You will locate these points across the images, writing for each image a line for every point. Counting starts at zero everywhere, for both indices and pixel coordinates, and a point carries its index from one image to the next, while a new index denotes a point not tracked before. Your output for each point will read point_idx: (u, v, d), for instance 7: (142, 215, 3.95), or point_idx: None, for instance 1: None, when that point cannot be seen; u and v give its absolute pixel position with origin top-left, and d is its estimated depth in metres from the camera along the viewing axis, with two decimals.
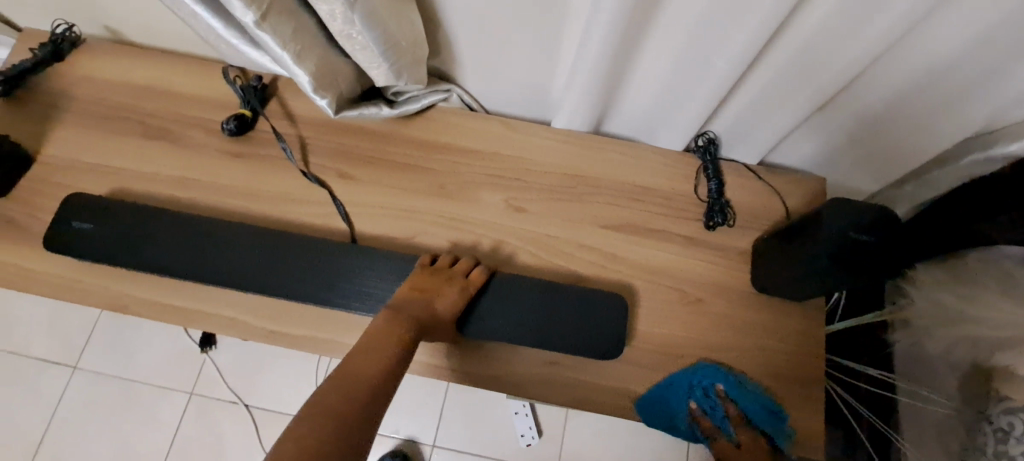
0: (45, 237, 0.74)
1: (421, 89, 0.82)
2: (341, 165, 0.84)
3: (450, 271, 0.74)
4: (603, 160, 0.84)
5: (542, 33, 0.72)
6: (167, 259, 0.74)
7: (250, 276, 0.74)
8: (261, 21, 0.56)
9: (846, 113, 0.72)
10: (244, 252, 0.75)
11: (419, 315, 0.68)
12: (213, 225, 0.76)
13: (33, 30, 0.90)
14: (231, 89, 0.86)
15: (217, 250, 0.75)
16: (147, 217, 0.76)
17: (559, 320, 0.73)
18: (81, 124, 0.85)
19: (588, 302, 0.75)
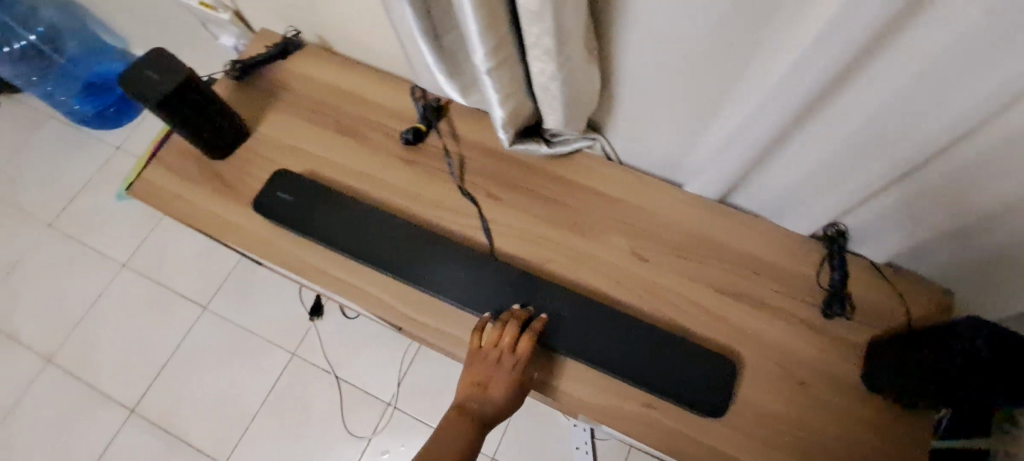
0: (256, 201, 0.92)
1: (576, 135, 0.92)
2: (491, 186, 0.95)
3: (500, 347, 0.80)
4: (728, 229, 0.90)
5: (700, 111, 0.80)
6: (343, 238, 0.89)
7: (405, 268, 0.88)
8: (491, 69, 0.64)
9: (986, 241, 0.72)
10: (404, 245, 0.89)
11: (484, 404, 0.78)
12: (383, 218, 0.90)
13: (267, 31, 1.11)
14: (414, 106, 1.00)
15: (383, 239, 0.89)
16: (333, 201, 0.91)
17: (665, 368, 0.80)
18: (290, 112, 1.02)
19: (696, 357, 0.81)
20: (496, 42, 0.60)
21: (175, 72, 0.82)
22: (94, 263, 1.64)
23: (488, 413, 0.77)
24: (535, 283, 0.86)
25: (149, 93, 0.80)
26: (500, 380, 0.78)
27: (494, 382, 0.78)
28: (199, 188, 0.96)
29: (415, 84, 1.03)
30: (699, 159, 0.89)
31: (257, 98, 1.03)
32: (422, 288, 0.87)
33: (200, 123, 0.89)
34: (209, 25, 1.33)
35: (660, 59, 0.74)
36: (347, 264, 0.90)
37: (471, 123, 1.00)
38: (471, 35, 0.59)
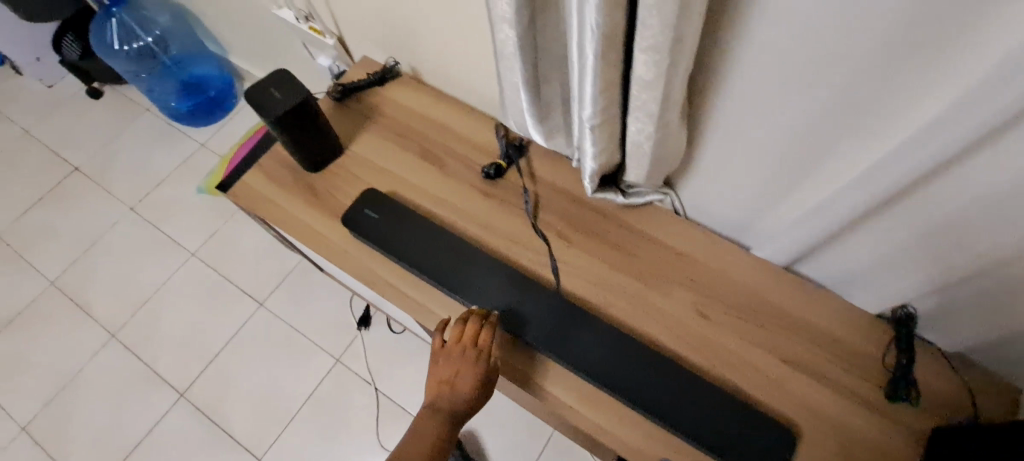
0: (344, 215, 0.98)
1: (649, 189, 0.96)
2: (563, 227, 0.99)
3: (463, 341, 0.84)
4: (793, 298, 0.92)
5: (777, 185, 0.83)
6: (420, 260, 0.94)
7: (476, 295, 0.91)
8: (595, 124, 0.68)
9: None
10: (478, 273, 0.93)
11: (454, 398, 0.81)
12: (459, 245, 0.95)
13: (367, 61, 1.21)
14: (497, 143, 1.06)
15: (458, 265, 0.94)
16: (414, 223, 0.97)
17: (727, 430, 0.80)
18: (381, 134, 1.09)
19: (757, 424, 0.81)
20: (607, 103, 0.65)
21: (297, 92, 0.91)
22: (166, 250, 1.75)
23: (458, 407, 0.81)
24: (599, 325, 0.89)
25: (269, 109, 0.90)
26: (467, 374, 0.82)
27: (461, 376, 0.82)
28: (291, 196, 1.03)
29: (499, 122, 1.09)
30: (767, 227, 0.92)
31: (352, 119, 1.11)
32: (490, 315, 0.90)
33: (307, 141, 0.98)
34: (309, 45, 1.44)
35: (747, 131, 0.78)
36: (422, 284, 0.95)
37: (549, 164, 1.05)
38: (584, 95, 0.64)
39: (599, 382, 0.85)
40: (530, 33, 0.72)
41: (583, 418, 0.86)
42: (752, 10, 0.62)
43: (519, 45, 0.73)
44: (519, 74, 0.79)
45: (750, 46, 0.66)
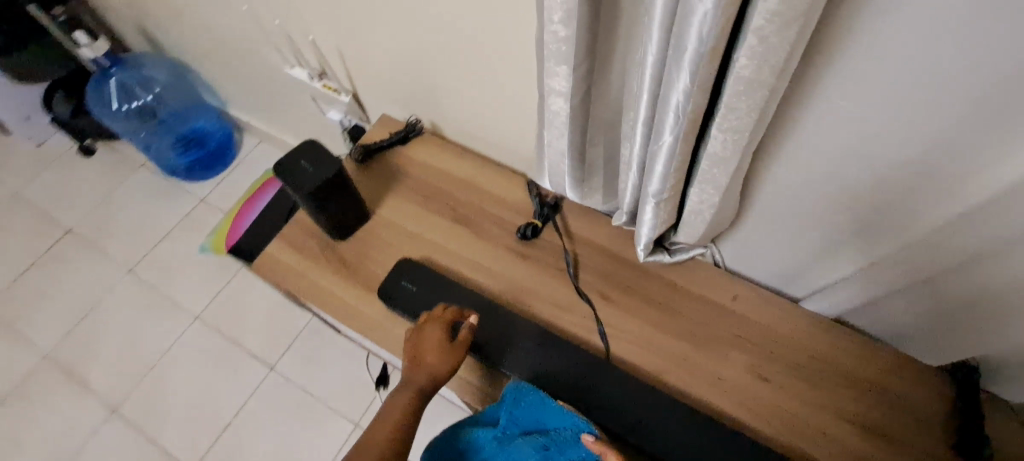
0: (380, 288, 0.94)
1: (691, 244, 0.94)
2: (606, 287, 0.96)
3: (428, 323, 0.84)
4: (851, 353, 0.89)
5: (832, 242, 0.82)
6: None
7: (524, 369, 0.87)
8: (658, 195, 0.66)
9: None
10: (524, 344, 0.89)
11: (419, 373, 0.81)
12: (500, 314, 0.91)
13: (386, 118, 1.17)
14: (530, 201, 1.03)
15: (503, 337, 0.89)
16: (453, 293, 0.93)
17: None
18: (408, 197, 1.06)
19: None
20: (676, 179, 0.63)
21: (326, 162, 0.87)
22: (169, 314, 1.66)
23: (425, 380, 0.80)
24: (658, 394, 0.84)
25: (306, 183, 0.86)
26: (430, 351, 0.81)
27: (425, 351, 0.82)
28: (319, 268, 0.99)
29: (529, 179, 1.06)
30: (823, 280, 0.90)
31: (377, 180, 1.08)
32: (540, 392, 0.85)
33: (340, 208, 0.94)
34: (319, 100, 1.40)
35: (801, 195, 0.78)
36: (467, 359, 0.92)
37: (585, 220, 1.02)
38: (653, 172, 0.62)
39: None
40: (583, 103, 0.69)
41: None
42: (820, 82, 0.61)
43: (572, 115, 0.71)
44: (566, 141, 0.77)
45: (809, 119, 0.66)
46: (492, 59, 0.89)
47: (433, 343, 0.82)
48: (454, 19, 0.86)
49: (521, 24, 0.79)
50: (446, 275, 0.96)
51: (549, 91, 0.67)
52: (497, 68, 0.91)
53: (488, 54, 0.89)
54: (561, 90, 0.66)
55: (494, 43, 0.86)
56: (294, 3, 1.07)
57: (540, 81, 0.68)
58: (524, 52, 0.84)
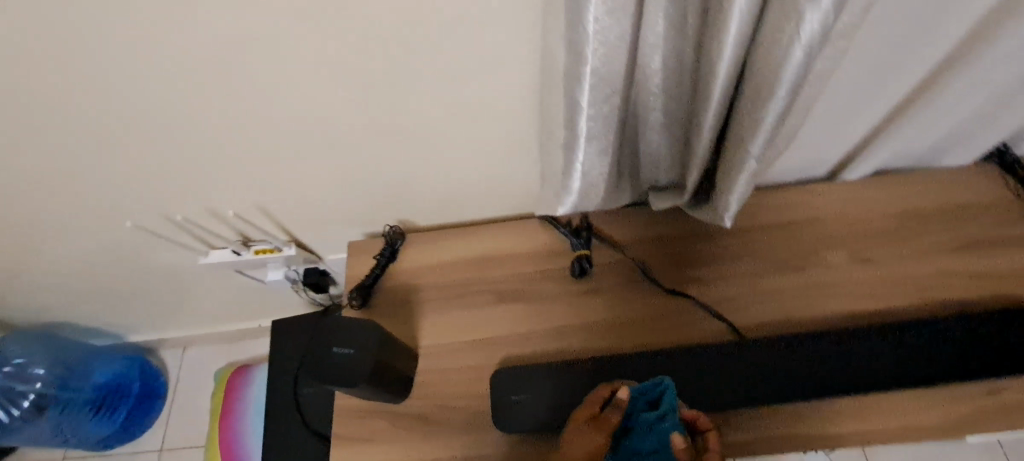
0: (492, 416, 0.79)
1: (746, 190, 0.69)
2: (687, 271, 0.89)
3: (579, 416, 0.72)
4: (911, 194, 0.92)
5: (871, 107, 0.85)
6: None
7: (688, 397, 0.77)
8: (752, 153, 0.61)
9: None
10: (670, 372, 0.78)
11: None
12: (624, 362, 0.80)
13: (354, 243, 0.99)
14: (560, 235, 0.93)
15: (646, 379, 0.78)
16: (566, 372, 0.80)
17: (993, 340, 0.76)
18: (438, 309, 0.91)
19: (1011, 320, 0.77)
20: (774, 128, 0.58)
21: (366, 342, 0.73)
22: None
23: None
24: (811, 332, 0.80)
25: (362, 362, 0.72)
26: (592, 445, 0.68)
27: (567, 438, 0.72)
28: (402, 442, 0.81)
29: (541, 216, 0.95)
30: (859, 150, 0.94)
31: (396, 313, 0.91)
32: (719, 408, 0.76)
33: (395, 376, 0.79)
34: (247, 270, 1.16)
35: (841, 80, 0.79)
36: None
37: (622, 222, 0.94)
38: (757, 129, 0.58)
39: (866, 390, 0.75)
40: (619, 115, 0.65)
41: (872, 431, 0.75)
42: None
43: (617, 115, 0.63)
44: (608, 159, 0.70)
45: None
46: (468, 115, 0.79)
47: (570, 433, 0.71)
48: (417, 94, 0.75)
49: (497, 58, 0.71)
50: (539, 362, 0.84)
51: (592, 116, 0.62)
52: (476, 122, 0.81)
53: (463, 112, 0.79)
54: (604, 113, 0.62)
55: (468, 97, 0.76)
56: (198, 173, 0.88)
57: (568, 121, 0.63)
58: (504, 89, 0.75)
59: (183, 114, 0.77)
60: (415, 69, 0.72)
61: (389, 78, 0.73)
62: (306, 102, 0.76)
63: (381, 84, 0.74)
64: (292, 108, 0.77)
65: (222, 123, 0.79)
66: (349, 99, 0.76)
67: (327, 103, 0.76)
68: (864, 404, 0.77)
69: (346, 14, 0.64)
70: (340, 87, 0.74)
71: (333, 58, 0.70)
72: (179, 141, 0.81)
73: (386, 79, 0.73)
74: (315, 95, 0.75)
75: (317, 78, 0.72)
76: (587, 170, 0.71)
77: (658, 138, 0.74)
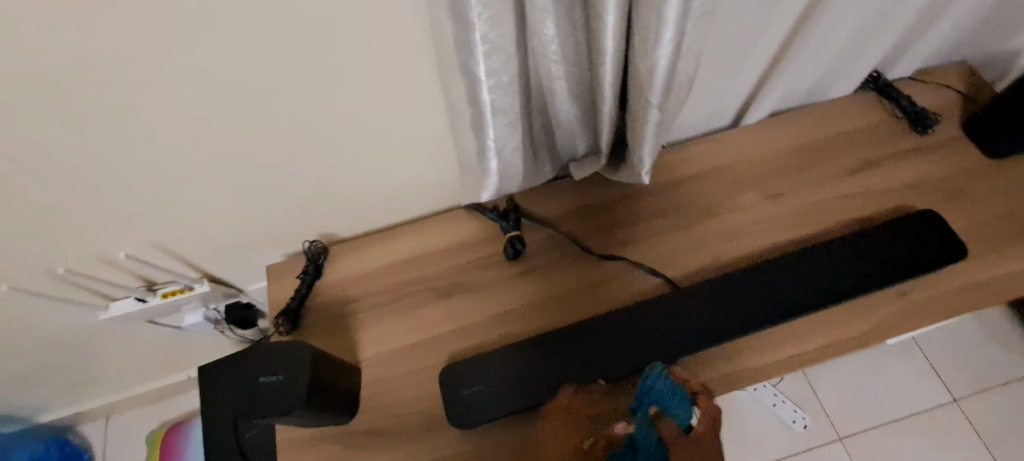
0: (448, 415, 0.76)
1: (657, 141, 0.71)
2: (618, 234, 0.90)
3: (549, 428, 0.70)
4: (806, 128, 0.98)
5: (758, 51, 0.89)
6: (561, 377, 0.76)
7: (640, 356, 0.77)
8: (654, 99, 0.62)
9: (969, 15, 0.95)
10: (616, 334, 0.79)
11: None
12: (570, 333, 0.80)
13: (274, 265, 0.92)
14: (490, 220, 0.92)
15: (594, 345, 0.78)
16: (516, 355, 0.79)
17: (895, 247, 0.82)
18: (376, 318, 0.86)
19: (907, 226, 0.84)
20: (670, 73, 0.60)
21: (292, 364, 0.66)
22: None
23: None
24: (740, 270, 0.83)
25: (294, 382, 0.66)
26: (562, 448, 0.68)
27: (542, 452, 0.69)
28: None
29: (467, 204, 0.93)
30: (755, 95, 0.99)
31: (331, 330, 0.86)
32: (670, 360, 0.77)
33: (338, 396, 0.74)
34: (160, 318, 1.05)
35: (729, 28, 0.82)
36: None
37: (548, 198, 0.93)
38: (654, 75, 0.59)
39: (796, 314, 0.79)
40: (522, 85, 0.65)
41: (808, 352, 0.80)
42: None
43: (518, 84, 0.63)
44: (520, 132, 0.70)
45: None
46: (369, 110, 0.75)
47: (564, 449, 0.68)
48: (309, 96, 0.71)
49: (389, 46, 0.67)
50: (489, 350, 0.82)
51: (494, 88, 0.61)
52: (379, 117, 0.77)
53: (363, 109, 0.75)
54: (505, 83, 0.60)
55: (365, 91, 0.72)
56: (74, 219, 0.78)
57: (472, 97, 0.62)
58: (402, 78, 0.72)
59: (36, 157, 0.67)
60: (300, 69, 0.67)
61: (273, 83, 0.68)
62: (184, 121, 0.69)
63: (267, 91, 0.68)
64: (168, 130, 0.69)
65: (90, 159, 0.70)
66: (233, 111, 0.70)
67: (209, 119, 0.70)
68: (797, 328, 0.81)
69: (206, 19, 0.58)
70: (219, 100, 0.68)
71: (203, 69, 0.63)
72: (40, 189, 0.71)
73: (270, 84, 0.68)
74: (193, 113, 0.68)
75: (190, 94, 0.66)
76: (500, 146, 0.71)
77: (568, 106, 0.73)
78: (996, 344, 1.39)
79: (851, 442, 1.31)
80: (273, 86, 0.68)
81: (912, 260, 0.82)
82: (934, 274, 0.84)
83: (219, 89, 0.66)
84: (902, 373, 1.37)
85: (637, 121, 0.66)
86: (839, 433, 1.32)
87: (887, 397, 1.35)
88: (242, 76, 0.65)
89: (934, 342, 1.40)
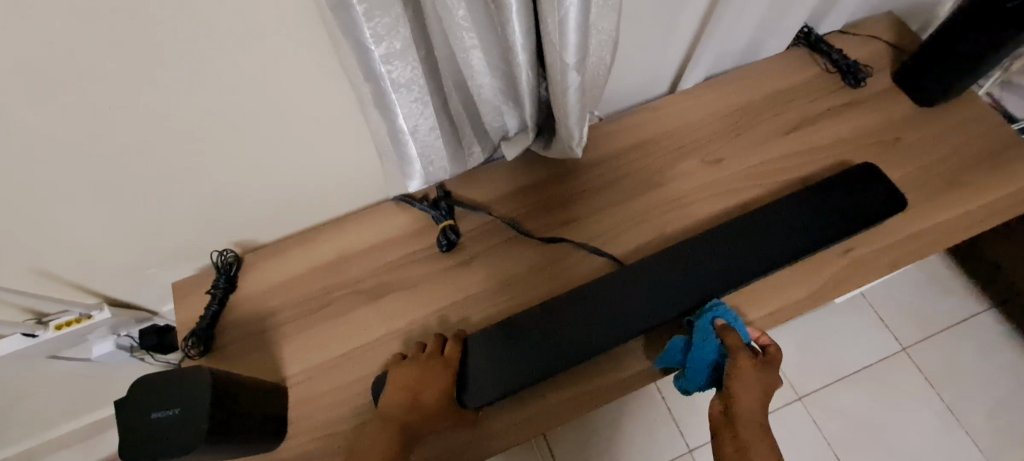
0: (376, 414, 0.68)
1: (582, 109, 0.66)
2: (558, 214, 0.85)
3: (412, 370, 0.70)
4: (742, 89, 0.95)
5: (688, 12, 0.84)
6: (507, 377, 0.70)
7: (590, 342, 0.71)
8: (571, 55, 0.57)
9: None
10: (561, 322, 0.73)
11: (402, 421, 0.67)
12: (514, 326, 0.73)
13: (180, 282, 0.82)
14: (419, 211, 0.84)
15: (539, 336, 0.72)
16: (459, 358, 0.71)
17: (840, 203, 0.80)
18: (302, 329, 0.79)
19: (848, 179, 0.82)
20: (583, 28, 0.54)
21: (190, 397, 0.57)
22: None
23: (420, 419, 0.67)
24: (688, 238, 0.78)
25: (195, 420, 0.56)
26: (430, 386, 0.68)
27: (422, 391, 0.68)
28: None
29: (394, 196, 0.86)
30: (688, 58, 0.95)
31: (251, 347, 0.77)
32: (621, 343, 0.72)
33: (259, 424, 0.66)
34: (63, 352, 0.92)
35: None
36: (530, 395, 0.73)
37: (481, 182, 0.87)
38: (564, 29, 0.54)
39: (746, 281, 0.75)
40: (422, 54, 0.59)
41: (758, 319, 0.77)
42: None
43: (417, 52, 0.57)
44: (434, 111, 0.64)
45: None
46: (264, 103, 0.67)
47: (444, 382, 0.69)
48: (186, 94, 0.61)
49: (272, 28, 0.58)
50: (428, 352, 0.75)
51: (386, 58, 0.54)
52: (278, 109, 0.68)
53: (257, 102, 0.66)
54: (398, 52, 0.54)
55: (256, 81, 0.64)
56: None
57: (366, 70, 0.56)
58: (297, 63, 0.63)
59: None
60: (167, 65, 0.57)
61: (136, 83, 0.57)
62: (29, 137, 0.57)
63: (130, 93, 0.58)
64: (11, 151, 0.58)
65: None
66: (92, 120, 0.59)
67: (64, 132, 0.59)
68: (747, 295, 0.78)
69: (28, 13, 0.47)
70: (70, 109, 0.57)
71: (41, 73, 0.52)
72: None
73: (132, 85, 0.57)
74: (39, 127, 0.57)
75: (27, 105, 0.54)
76: (413, 128, 0.65)
77: (487, 79, 0.67)
78: (937, 290, 1.44)
79: (810, 400, 1.32)
80: (138, 87, 0.58)
81: (852, 213, 0.79)
82: (877, 228, 0.83)
83: (74, 95, 0.56)
84: (853, 326, 1.40)
85: (555, 87, 0.62)
86: (798, 393, 1.33)
87: (840, 352, 1.37)
88: (95, 77, 0.55)
89: (880, 294, 1.43)
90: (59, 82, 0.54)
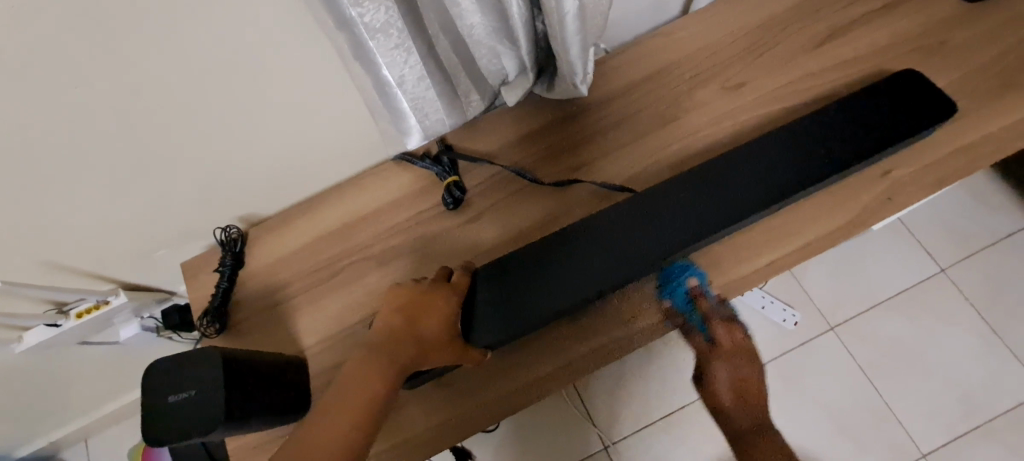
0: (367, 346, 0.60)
1: (582, 41, 0.60)
2: (569, 159, 0.80)
3: (413, 296, 0.64)
4: (760, 4, 0.86)
5: None
6: (527, 319, 0.65)
7: (610, 272, 0.65)
8: None
9: None
10: (583, 256, 0.67)
11: (397, 356, 0.60)
12: (529, 261, 0.68)
13: (190, 263, 0.81)
14: (422, 170, 0.81)
15: (559, 268, 0.66)
16: (473, 297, 0.67)
17: (881, 117, 0.71)
18: (314, 300, 0.77)
19: (889, 91, 0.74)
20: None
21: (204, 382, 0.56)
22: None
23: (416, 352, 0.61)
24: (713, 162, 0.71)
25: (211, 399, 0.56)
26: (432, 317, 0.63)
27: (423, 320, 0.62)
28: None
29: (395, 155, 0.82)
30: None
31: (266, 322, 0.77)
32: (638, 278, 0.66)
33: (282, 398, 0.66)
34: (92, 337, 0.93)
35: None
36: (542, 340, 0.71)
37: (483, 133, 0.82)
38: None
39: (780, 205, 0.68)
40: None
41: (789, 253, 0.72)
42: None
43: None
44: (419, 57, 0.60)
45: None
46: (247, 72, 0.62)
47: (450, 313, 0.63)
48: (159, 70, 0.57)
49: None
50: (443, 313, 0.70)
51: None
52: (262, 76, 0.64)
53: (238, 71, 0.62)
54: None
55: (232, 49, 0.59)
56: None
57: (335, 14, 0.51)
58: (271, 22, 0.58)
59: None
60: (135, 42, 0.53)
61: (105, 64, 0.53)
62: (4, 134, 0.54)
63: (100, 74, 0.54)
64: None
65: None
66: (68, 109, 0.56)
67: (40, 125, 0.56)
68: (773, 229, 0.73)
69: None
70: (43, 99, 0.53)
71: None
72: None
73: (101, 66, 0.53)
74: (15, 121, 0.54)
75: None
76: (400, 79, 0.60)
77: (479, 17, 0.61)
78: (979, 205, 1.35)
79: (842, 330, 1.29)
80: (106, 65, 0.53)
81: (895, 123, 0.71)
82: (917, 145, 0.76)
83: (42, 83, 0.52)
84: (888, 251, 1.34)
85: (550, 16, 0.56)
86: (830, 324, 1.29)
87: (875, 279, 1.32)
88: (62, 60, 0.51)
89: (915, 216, 1.35)
90: (21, 71, 0.50)
